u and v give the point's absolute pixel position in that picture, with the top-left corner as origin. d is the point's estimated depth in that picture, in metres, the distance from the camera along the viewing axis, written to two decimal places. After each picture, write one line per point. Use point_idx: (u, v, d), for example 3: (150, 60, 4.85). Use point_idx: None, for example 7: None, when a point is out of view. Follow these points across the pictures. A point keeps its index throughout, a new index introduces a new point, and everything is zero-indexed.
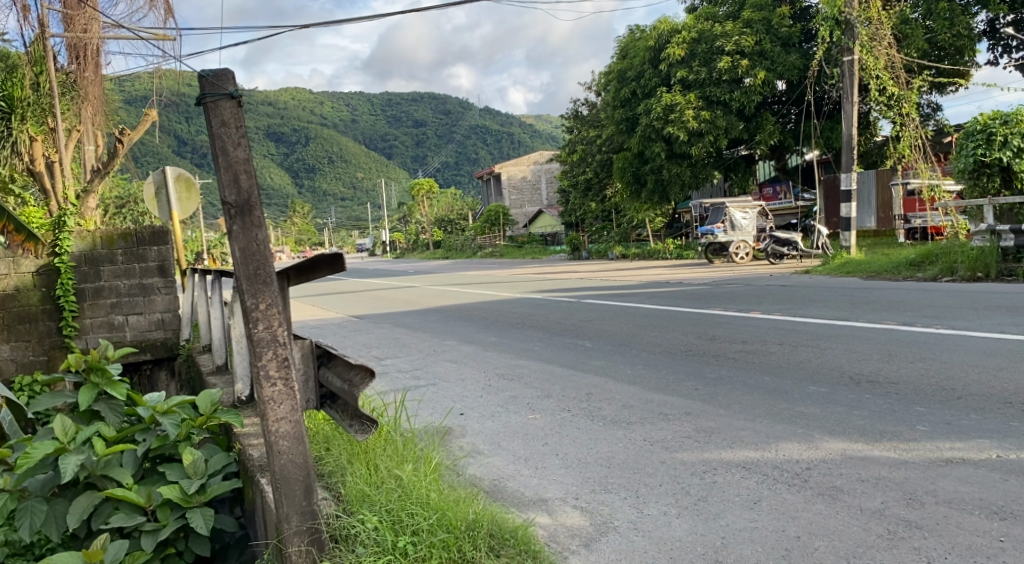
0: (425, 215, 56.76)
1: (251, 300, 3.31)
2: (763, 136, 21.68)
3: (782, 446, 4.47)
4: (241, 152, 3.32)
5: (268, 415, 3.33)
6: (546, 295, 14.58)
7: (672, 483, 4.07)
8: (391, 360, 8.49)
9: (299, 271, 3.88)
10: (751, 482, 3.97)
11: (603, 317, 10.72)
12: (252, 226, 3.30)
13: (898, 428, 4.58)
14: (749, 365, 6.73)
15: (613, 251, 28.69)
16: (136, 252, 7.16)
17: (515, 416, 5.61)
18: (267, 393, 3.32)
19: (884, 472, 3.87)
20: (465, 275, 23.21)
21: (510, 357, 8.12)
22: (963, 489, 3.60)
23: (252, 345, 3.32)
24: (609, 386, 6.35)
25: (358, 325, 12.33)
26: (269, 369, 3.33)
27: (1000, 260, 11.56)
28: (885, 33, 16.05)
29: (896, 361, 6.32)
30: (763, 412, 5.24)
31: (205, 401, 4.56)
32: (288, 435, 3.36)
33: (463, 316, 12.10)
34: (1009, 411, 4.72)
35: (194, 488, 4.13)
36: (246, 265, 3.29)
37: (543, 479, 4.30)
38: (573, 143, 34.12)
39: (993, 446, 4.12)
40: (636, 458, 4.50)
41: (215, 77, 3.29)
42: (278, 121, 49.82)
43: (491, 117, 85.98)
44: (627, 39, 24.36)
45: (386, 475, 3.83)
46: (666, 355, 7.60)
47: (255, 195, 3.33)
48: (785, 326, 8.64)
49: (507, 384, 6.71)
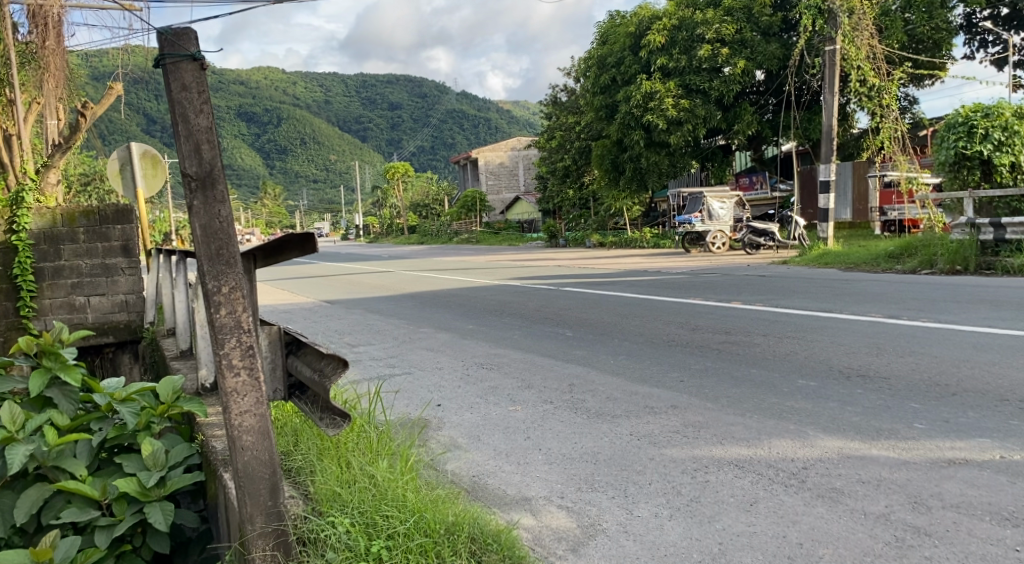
0: (400, 198, 56.33)
1: (213, 283, 3.03)
2: (741, 126, 21.54)
3: (775, 443, 4.27)
4: (204, 120, 3.01)
5: (231, 409, 3.06)
6: (522, 282, 14.36)
7: (661, 482, 3.85)
8: (364, 347, 8.22)
9: (265, 252, 3.61)
10: (745, 482, 3.76)
11: (582, 305, 10.50)
12: (214, 201, 3.01)
13: (895, 426, 4.40)
14: (734, 357, 6.54)
15: (589, 239, 28.48)
16: (99, 230, 6.80)
17: (494, 408, 5.37)
18: (230, 384, 3.04)
19: (885, 474, 3.69)
20: (441, 261, 22.91)
21: (489, 346, 7.88)
22: (969, 492, 3.42)
23: (213, 332, 3.03)
24: (592, 378, 6.12)
25: (331, 310, 12.02)
26: (233, 358, 3.05)
27: (979, 253, 11.51)
28: (867, 23, 15.84)
29: (885, 355, 6.15)
30: (752, 406, 5.04)
31: (166, 387, 4.28)
32: (252, 429, 3.09)
33: (440, 303, 11.84)
34: (1007, 409, 4.56)
35: (152, 482, 3.83)
36: (207, 244, 3.01)
37: (526, 476, 4.07)
38: (551, 129, 33.82)
39: (996, 446, 3.95)
40: (623, 454, 4.28)
41: (176, 36, 2.97)
42: (251, 101, 48.95)
43: (467, 103, 85.45)
44: (607, 24, 24.09)
45: (359, 472, 3.57)
46: (648, 345, 7.39)
47: (218, 167, 3.03)
48: (769, 317, 8.48)
49: (486, 374, 6.46)
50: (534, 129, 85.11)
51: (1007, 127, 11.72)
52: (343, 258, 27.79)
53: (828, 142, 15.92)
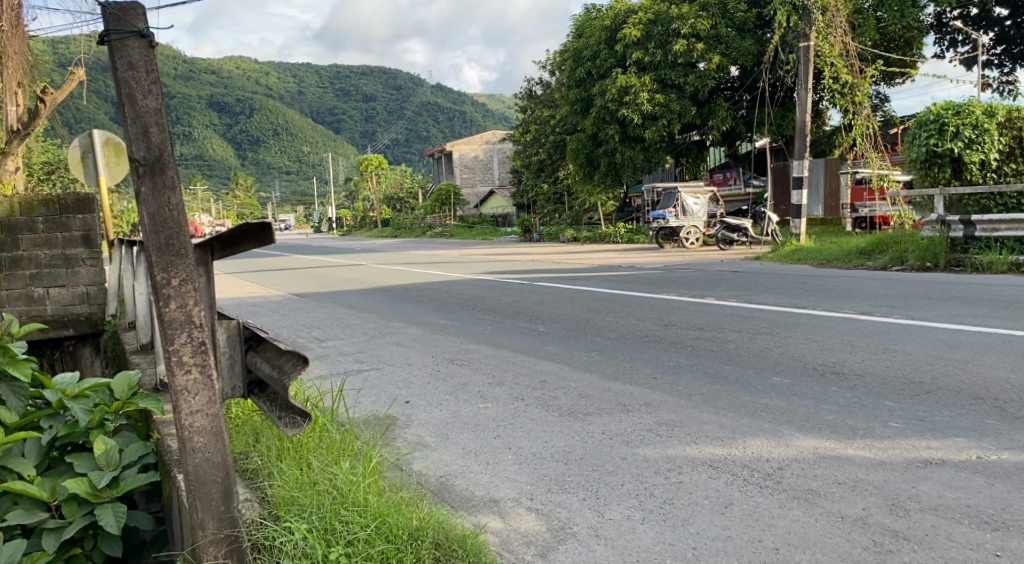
0: (373, 191, 55.90)
1: (162, 274, 2.86)
2: (716, 121, 21.55)
3: (750, 443, 4.18)
4: (152, 101, 2.83)
5: (181, 408, 2.89)
6: (495, 276, 14.22)
7: (634, 484, 3.73)
8: (332, 342, 8.05)
9: (222, 243, 3.44)
10: (720, 483, 3.66)
11: (554, 300, 10.38)
12: (164, 187, 2.84)
13: (870, 425, 4.33)
14: (707, 354, 6.46)
15: (563, 234, 28.40)
16: (58, 220, 6.51)
17: (464, 405, 5.23)
18: (180, 383, 2.88)
19: (861, 474, 3.60)
20: (413, 253, 22.69)
21: (460, 341, 7.74)
22: (947, 494, 3.34)
23: (162, 327, 2.87)
24: (564, 374, 6.02)
25: (300, 303, 11.80)
26: (183, 355, 2.89)
27: (949, 249, 11.57)
28: (840, 20, 15.87)
29: (858, 352, 6.10)
30: (726, 404, 4.95)
31: (121, 383, 4.07)
32: (204, 430, 2.94)
33: (411, 297, 11.67)
34: (981, 407, 4.50)
35: (104, 482, 3.64)
36: (156, 234, 2.84)
37: (495, 477, 3.93)
38: (526, 123, 33.65)
39: (971, 446, 3.88)
40: (595, 454, 4.16)
41: (122, 12, 2.79)
42: (221, 91, 48.20)
43: (443, 96, 85.02)
44: (582, 17, 23.96)
45: (319, 474, 3.42)
46: (621, 341, 7.29)
47: (168, 151, 2.86)
48: (742, 313, 8.41)
49: (456, 370, 6.32)
50: (509, 123, 84.94)
51: (977, 125, 11.72)
52: (314, 251, 27.47)
53: (801, 138, 15.91)
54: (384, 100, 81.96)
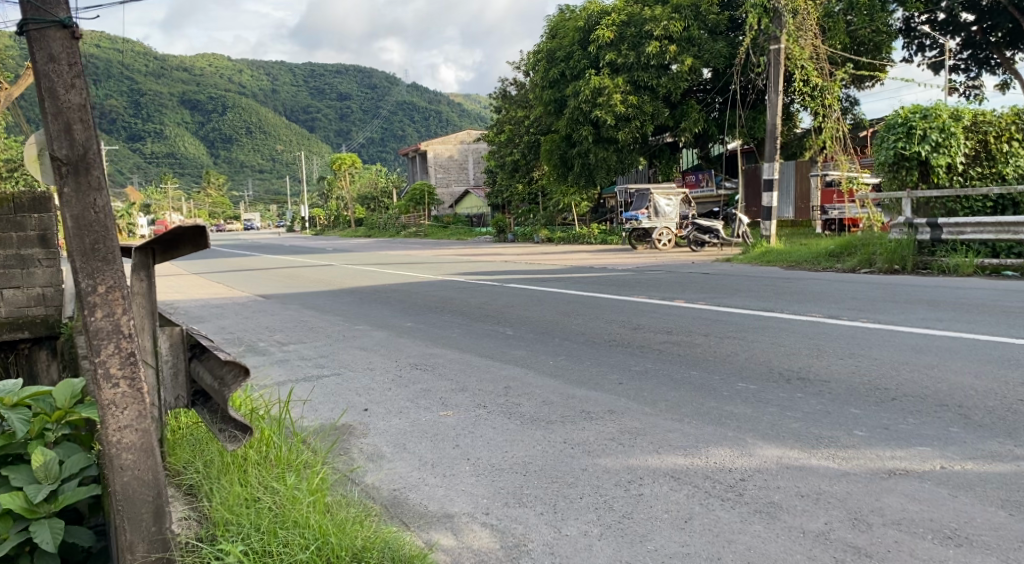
0: (346, 190, 55.43)
1: (87, 282, 2.78)
2: (688, 123, 21.54)
3: (713, 452, 4.08)
4: (75, 96, 2.73)
5: (108, 424, 2.83)
6: (466, 277, 14.06)
7: (593, 497, 3.61)
8: (295, 346, 7.85)
9: (162, 247, 3.29)
10: (681, 496, 3.55)
11: (523, 303, 10.24)
12: (88, 189, 2.75)
13: (834, 433, 4.25)
14: (674, 358, 6.37)
15: (538, 234, 28.31)
16: (12, 219, 5.63)
17: (424, 413, 5.08)
18: (107, 396, 2.82)
19: (824, 486, 3.51)
20: (386, 254, 22.40)
21: (425, 345, 7.59)
22: (910, 507, 3.25)
23: (88, 337, 2.79)
24: (528, 379, 5.89)
25: (265, 305, 11.58)
26: (110, 367, 2.82)
27: (916, 252, 11.60)
28: (811, 23, 15.88)
29: (825, 357, 6.03)
30: (691, 410, 4.85)
31: (64, 391, 3.81)
32: (133, 447, 2.88)
33: (379, 299, 11.49)
34: (946, 415, 4.43)
35: (42, 497, 3.41)
36: (80, 238, 2.75)
37: (450, 490, 3.80)
38: (500, 123, 33.53)
39: (936, 456, 3.80)
40: (556, 464, 4.04)
41: (42, 1, 2.69)
42: (190, 89, 47.62)
43: (418, 96, 84.60)
44: (556, 18, 23.87)
45: (261, 493, 3.28)
46: (588, 345, 7.17)
47: (93, 150, 2.78)
48: (711, 316, 8.34)
49: (419, 376, 6.17)
50: (484, 123, 84.68)
51: (944, 129, 11.74)
52: (287, 251, 27.20)
53: (772, 141, 15.89)
54: (358, 98, 81.38)
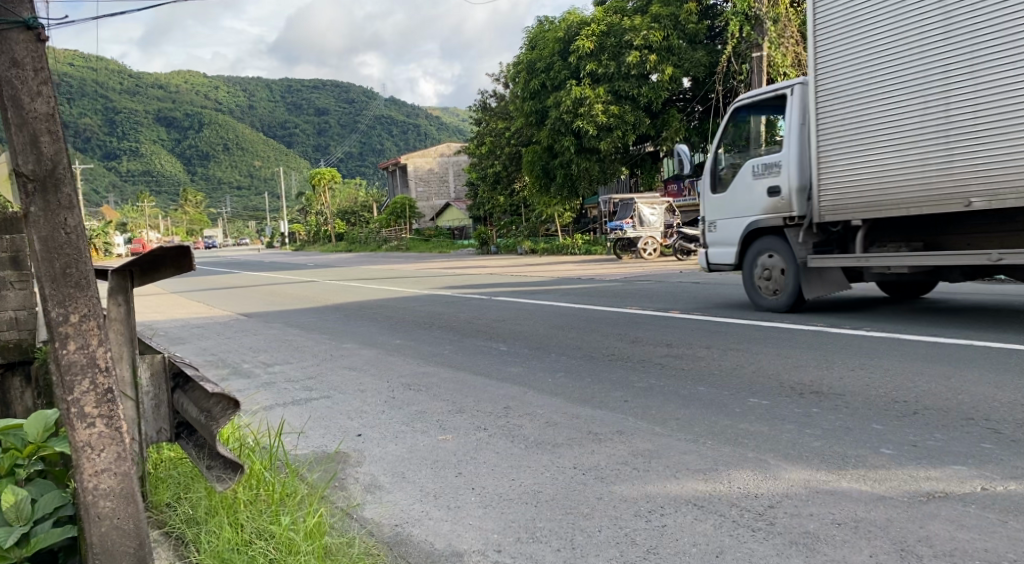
0: (325, 205, 54.90)
1: (57, 311, 2.50)
2: (669, 133, 21.42)
3: (735, 476, 3.83)
4: (42, 105, 2.46)
5: (83, 468, 2.56)
6: (454, 291, 13.75)
7: (613, 529, 3.35)
8: (279, 368, 7.52)
9: (141, 268, 3.03)
10: (707, 527, 3.30)
11: (513, 316, 9.95)
12: (58, 207, 2.48)
13: (860, 452, 4.02)
14: (679, 373, 6.12)
15: (521, 246, 28.05)
16: None
17: (422, 438, 4.80)
18: (82, 438, 2.55)
19: (861, 513, 3.28)
20: (369, 270, 22.03)
21: (416, 363, 7.30)
22: (959, 536, 3.03)
23: (59, 374, 2.52)
24: (529, 399, 5.61)
25: (247, 324, 11.20)
26: (85, 406, 2.55)
27: None
28: (793, 30, 15.93)
29: (835, 368, 5.81)
30: (703, 430, 4.61)
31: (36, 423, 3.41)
32: (111, 493, 2.61)
33: (365, 316, 11.15)
34: (976, 430, 4.21)
35: (10, 541, 3.03)
36: (49, 262, 2.48)
37: (456, 524, 3.53)
38: (480, 135, 33.32)
39: (974, 475, 3.58)
40: (569, 494, 3.76)
41: None
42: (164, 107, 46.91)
43: (397, 109, 84.22)
44: (535, 29, 23.70)
45: (255, 538, 3.04)
46: (587, 361, 6.90)
47: (63, 165, 2.50)
48: (709, 328, 8.09)
49: (413, 397, 5.87)
50: (462, 136, 84.18)
51: None
52: (268, 268, 26.87)
53: None
54: None
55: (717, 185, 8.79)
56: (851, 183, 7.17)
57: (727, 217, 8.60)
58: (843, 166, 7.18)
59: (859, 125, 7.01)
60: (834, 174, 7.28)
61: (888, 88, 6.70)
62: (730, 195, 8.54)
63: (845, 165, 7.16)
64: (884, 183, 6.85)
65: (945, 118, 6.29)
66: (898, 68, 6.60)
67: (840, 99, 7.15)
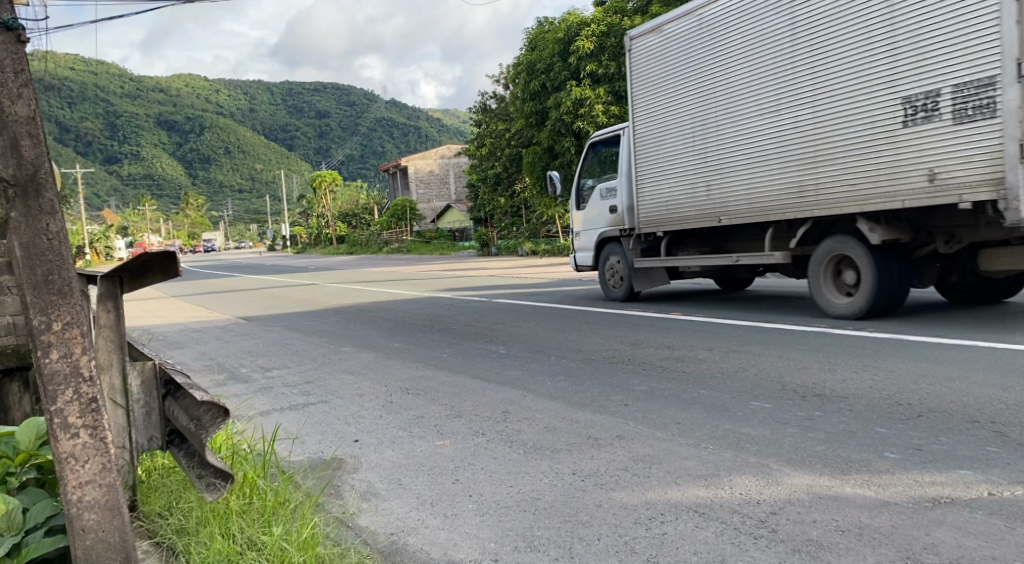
0: (326, 207, 54.84)
1: (40, 318, 2.44)
2: None
3: (737, 482, 3.76)
4: (22, 108, 2.41)
5: (67, 480, 2.51)
6: (454, 294, 13.68)
7: (612, 537, 3.29)
8: (277, 372, 7.46)
9: (129, 274, 2.98)
10: (708, 535, 3.23)
11: (513, 319, 9.89)
12: (40, 213, 2.42)
13: (864, 456, 3.95)
14: (680, 375, 6.06)
15: (522, 247, 27.96)
16: None
17: (419, 443, 4.74)
18: (65, 450, 2.49)
19: (864, 519, 3.22)
20: (369, 272, 21.96)
21: (415, 367, 7.24)
22: (967, 543, 2.96)
23: (41, 384, 2.46)
24: (528, 403, 5.55)
25: (246, 328, 11.14)
26: (68, 416, 2.49)
27: None
28: None
29: (838, 370, 5.74)
30: (704, 434, 4.55)
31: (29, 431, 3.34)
32: (96, 505, 2.56)
33: (364, 318, 11.09)
34: (982, 433, 4.14)
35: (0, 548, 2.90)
36: (31, 269, 2.42)
37: (453, 533, 3.46)
38: (481, 136, 33.25)
39: (980, 480, 3.51)
40: (568, 501, 3.70)
41: None
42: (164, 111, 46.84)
43: (398, 111, 84.19)
44: (535, 30, 23.60)
45: (246, 549, 2.99)
46: (587, 363, 6.84)
47: (44, 169, 2.45)
48: (710, 329, 8.03)
49: (411, 401, 5.81)
50: (463, 138, 84.14)
51: None
52: (269, 270, 26.82)
53: None
54: None
55: (581, 203, 10.95)
56: (658, 198, 9.35)
57: (591, 228, 10.77)
58: (652, 187, 9.41)
59: (659, 163, 9.24)
60: (648, 196, 9.48)
61: (673, 126, 8.95)
62: (593, 211, 10.71)
63: (654, 193, 9.36)
64: (676, 197, 9.04)
65: (706, 162, 8.51)
66: (679, 109, 8.83)
67: (648, 134, 9.39)
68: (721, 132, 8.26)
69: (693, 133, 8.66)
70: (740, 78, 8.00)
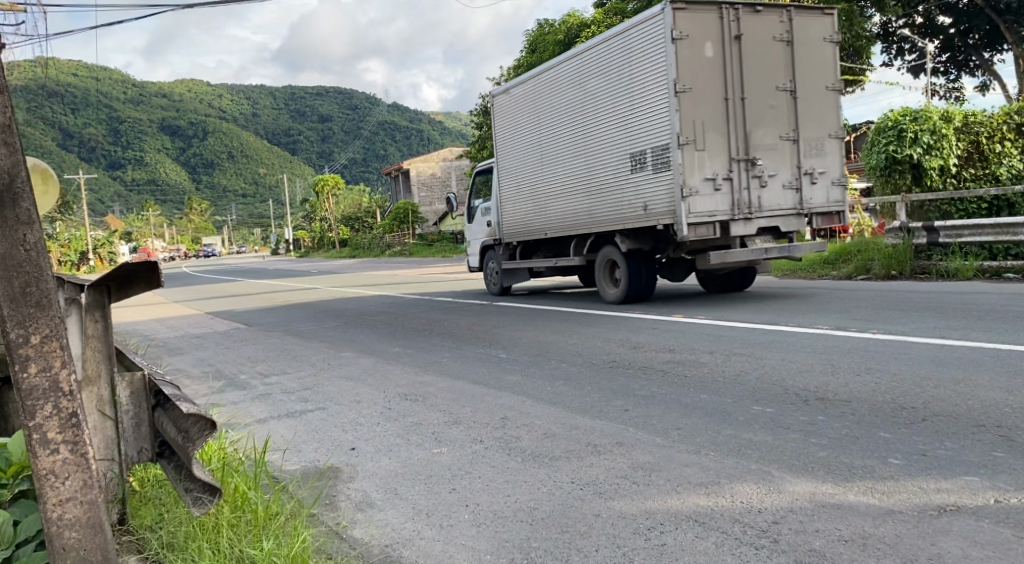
0: (329, 211, 54.85)
1: (17, 331, 2.39)
2: None
3: (738, 489, 3.69)
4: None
5: (47, 497, 2.48)
6: (455, 298, 13.62)
7: (611, 548, 3.22)
8: (276, 378, 7.41)
9: (117, 283, 2.94)
10: (709, 545, 3.16)
11: (514, 323, 9.82)
12: (16, 223, 2.36)
13: (868, 462, 3.87)
14: (681, 379, 5.99)
15: None
16: None
17: (416, 451, 4.68)
18: (45, 466, 2.46)
19: (868, 528, 3.15)
20: (372, 276, 21.90)
21: (414, 372, 7.18)
22: (973, 553, 2.89)
23: (20, 399, 2.40)
24: (527, 409, 5.49)
25: (246, 333, 11.11)
26: (48, 431, 2.45)
27: (914, 257, 11.25)
28: None
29: (841, 373, 5.66)
30: (706, 440, 4.47)
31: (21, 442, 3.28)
32: (77, 521, 2.54)
33: (365, 323, 11.03)
34: (987, 438, 4.06)
35: None
36: (8, 281, 2.37)
37: (448, 544, 3.40)
38: (482, 139, 33.19)
39: (986, 487, 3.43)
40: (565, 510, 3.63)
41: None
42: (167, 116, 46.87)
43: (400, 114, 84.20)
44: (536, 32, 23.54)
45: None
46: (588, 368, 6.77)
47: (20, 178, 2.38)
48: (712, 332, 7.95)
49: (409, 408, 5.75)
50: (464, 140, 84.15)
51: (934, 130, 11.53)
52: (272, 274, 26.82)
53: None
54: None
55: (473, 217, 13.86)
56: (513, 213, 12.23)
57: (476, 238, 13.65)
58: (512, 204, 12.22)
59: (515, 188, 12.04)
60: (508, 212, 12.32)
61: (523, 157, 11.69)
62: (478, 225, 13.60)
63: (512, 210, 12.22)
64: (525, 213, 11.84)
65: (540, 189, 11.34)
66: (527, 145, 11.57)
67: (509, 163, 12.15)
68: (543, 173, 11.24)
69: (528, 170, 11.64)
70: (562, 126, 10.66)
